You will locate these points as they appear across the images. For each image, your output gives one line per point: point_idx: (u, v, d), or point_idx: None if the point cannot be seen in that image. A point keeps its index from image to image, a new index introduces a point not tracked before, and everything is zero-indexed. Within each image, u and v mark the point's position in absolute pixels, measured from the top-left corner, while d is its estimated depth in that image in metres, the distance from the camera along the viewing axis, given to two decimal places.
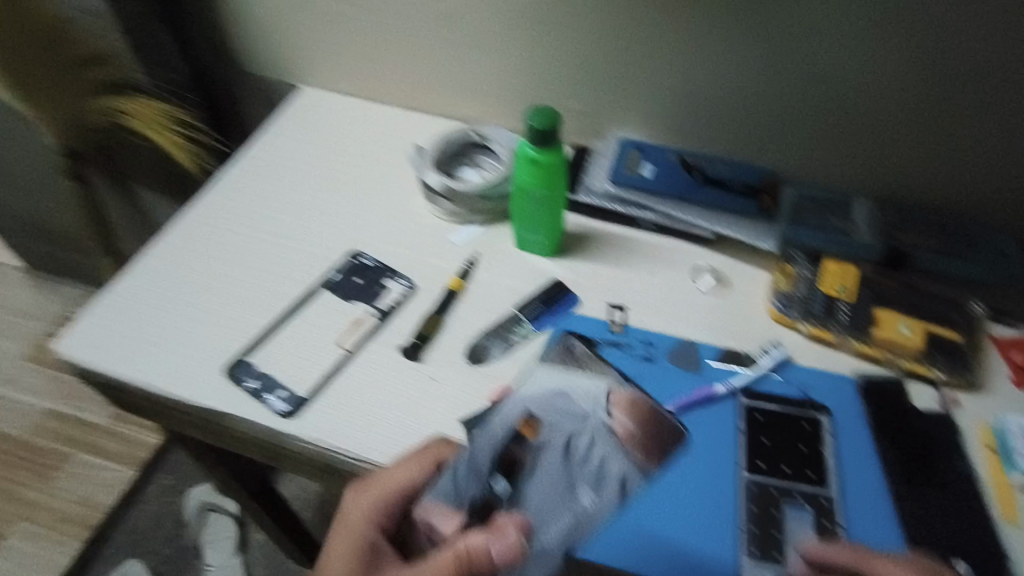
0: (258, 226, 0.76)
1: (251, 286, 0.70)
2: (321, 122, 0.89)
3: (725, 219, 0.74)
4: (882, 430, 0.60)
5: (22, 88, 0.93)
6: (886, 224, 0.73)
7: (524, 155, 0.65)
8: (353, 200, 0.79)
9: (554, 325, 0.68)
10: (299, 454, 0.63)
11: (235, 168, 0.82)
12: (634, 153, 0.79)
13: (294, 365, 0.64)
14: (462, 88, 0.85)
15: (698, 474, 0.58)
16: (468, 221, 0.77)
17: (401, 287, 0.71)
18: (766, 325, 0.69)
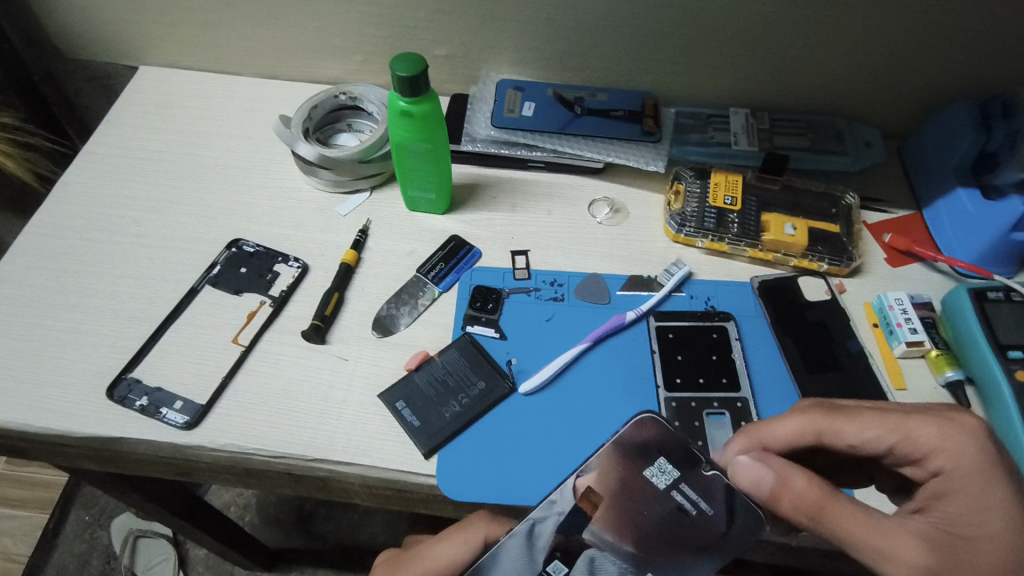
0: (116, 229, 0.69)
1: (119, 295, 0.64)
2: (170, 103, 0.80)
3: (612, 147, 0.73)
4: (783, 327, 0.63)
5: None
6: (760, 132, 0.76)
7: (395, 108, 0.61)
8: (220, 185, 0.73)
9: (458, 281, 0.66)
10: (210, 463, 0.59)
11: (76, 168, 0.74)
12: (513, 93, 0.77)
13: (184, 372, 0.59)
14: (320, 47, 0.79)
15: (621, 401, 0.59)
16: (354, 190, 0.73)
17: (292, 269, 0.66)
18: (665, 247, 0.70)
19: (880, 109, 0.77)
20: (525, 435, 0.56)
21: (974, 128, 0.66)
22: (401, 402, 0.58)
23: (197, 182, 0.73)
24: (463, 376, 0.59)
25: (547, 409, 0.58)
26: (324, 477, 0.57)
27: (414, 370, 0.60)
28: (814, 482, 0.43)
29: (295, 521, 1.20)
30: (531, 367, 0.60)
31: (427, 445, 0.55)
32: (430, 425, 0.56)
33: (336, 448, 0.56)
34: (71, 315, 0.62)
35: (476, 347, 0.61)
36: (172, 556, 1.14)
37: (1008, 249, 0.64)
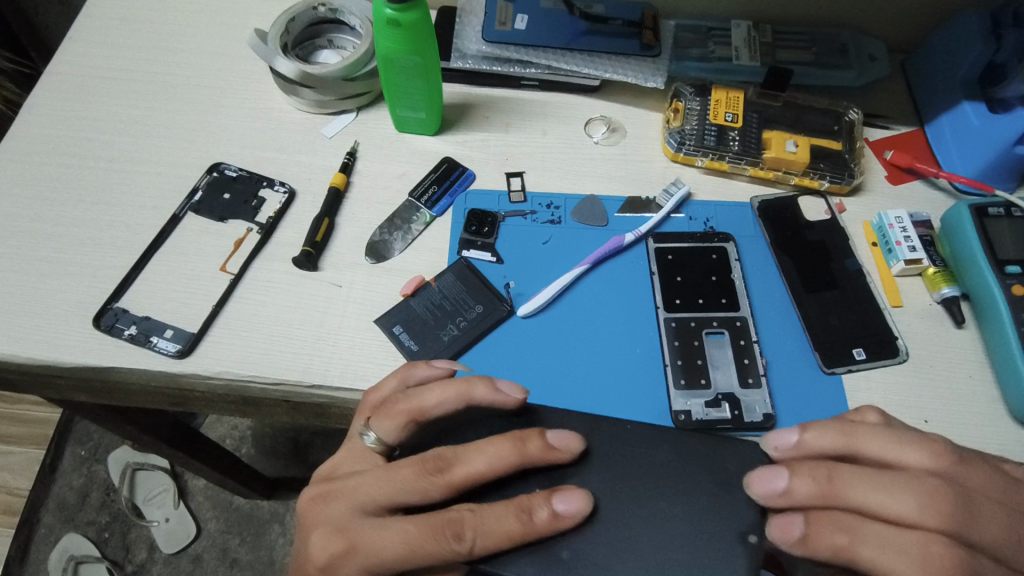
0: (88, 153, 0.65)
1: (97, 223, 0.61)
2: (134, 17, 0.75)
3: (610, 62, 0.70)
4: (782, 246, 0.63)
5: None
6: (763, 45, 0.73)
7: (381, 16, 0.57)
8: (196, 106, 0.69)
9: (452, 205, 0.64)
10: (206, 392, 0.58)
11: (39, 89, 0.69)
12: (504, 4, 0.72)
13: (173, 301, 0.57)
14: None
15: (620, 322, 0.59)
16: (340, 110, 0.69)
17: (278, 194, 0.64)
18: (664, 168, 0.68)
19: (886, 20, 0.73)
20: (525, 357, 0.56)
21: (984, 38, 0.64)
22: (398, 327, 0.57)
23: (171, 103, 0.69)
24: (459, 301, 0.58)
25: (546, 331, 0.57)
26: (323, 404, 0.57)
27: (411, 296, 0.59)
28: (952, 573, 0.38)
29: (292, 452, 1.22)
30: (529, 290, 0.59)
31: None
32: (431, 349, 0.56)
33: (334, 374, 0.55)
34: (49, 244, 0.60)
35: (471, 271, 0.60)
36: (170, 487, 1.16)
37: (1010, 164, 0.63)
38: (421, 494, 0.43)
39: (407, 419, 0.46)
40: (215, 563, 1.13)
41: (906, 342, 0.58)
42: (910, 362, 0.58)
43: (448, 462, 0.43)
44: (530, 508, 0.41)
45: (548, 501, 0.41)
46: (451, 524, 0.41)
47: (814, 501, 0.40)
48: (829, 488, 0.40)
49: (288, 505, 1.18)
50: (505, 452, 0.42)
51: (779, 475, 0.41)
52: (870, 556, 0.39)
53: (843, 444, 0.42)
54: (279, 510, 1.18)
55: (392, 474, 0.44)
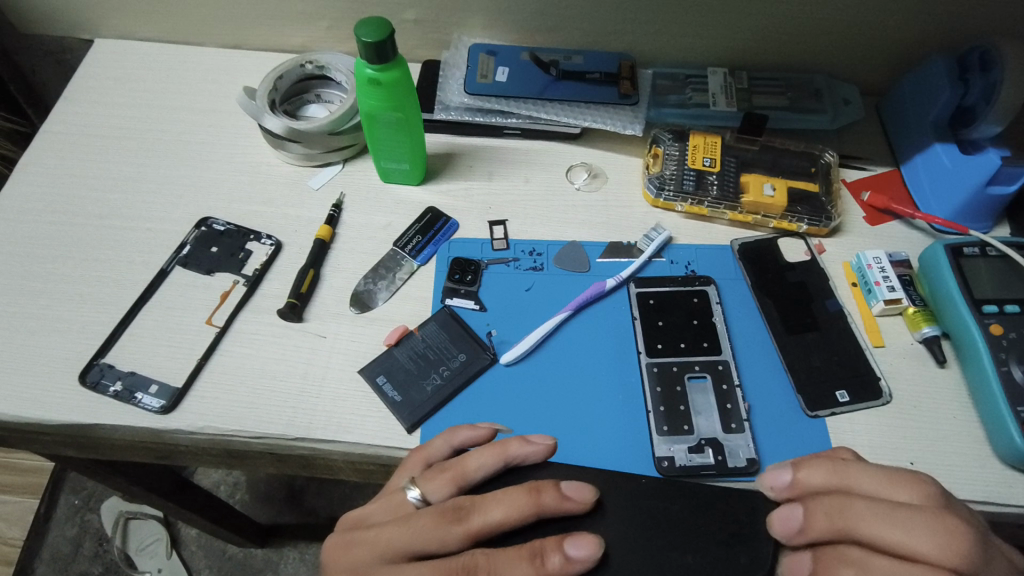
0: (79, 210, 0.67)
1: (86, 279, 0.62)
2: (129, 76, 0.77)
3: (590, 111, 0.72)
4: (762, 289, 0.63)
5: None
6: (739, 91, 0.75)
7: (362, 76, 0.59)
8: (186, 161, 0.71)
9: (436, 254, 0.65)
10: (190, 446, 0.58)
11: (33, 147, 0.71)
12: (486, 58, 0.75)
13: (158, 355, 0.58)
14: (283, 14, 0.76)
15: (604, 368, 0.59)
16: (327, 162, 0.71)
17: (265, 246, 0.65)
18: (645, 213, 0.69)
19: (858, 66, 0.76)
20: (508, 405, 0.56)
21: (952, 81, 0.66)
22: (381, 378, 0.57)
23: (162, 160, 0.71)
24: (442, 351, 0.59)
25: (530, 379, 0.58)
26: (308, 455, 0.57)
27: (394, 345, 0.59)
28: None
29: (286, 498, 1.21)
30: (511, 338, 0.60)
31: (410, 421, 0.55)
32: (413, 400, 0.56)
33: (318, 425, 0.55)
34: (37, 301, 0.61)
35: (455, 321, 0.60)
36: (163, 536, 1.15)
37: (984, 203, 0.64)
38: (439, 543, 0.43)
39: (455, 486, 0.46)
40: None
41: (889, 383, 0.58)
42: (893, 403, 0.57)
43: (466, 511, 0.43)
44: (541, 552, 0.41)
45: (560, 545, 0.41)
46: (464, 568, 0.42)
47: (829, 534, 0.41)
48: (840, 522, 0.40)
49: (282, 552, 1.17)
50: (519, 500, 0.42)
51: (794, 512, 0.42)
52: None
53: (836, 478, 0.42)
54: (272, 558, 1.16)
55: (411, 522, 0.45)
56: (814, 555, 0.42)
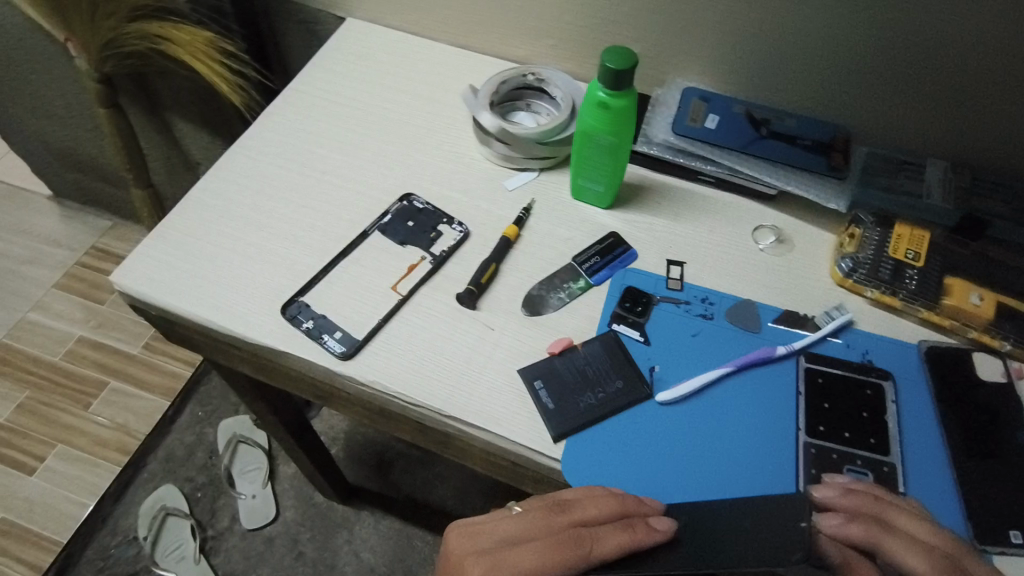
0: (305, 163, 0.75)
1: (298, 223, 0.69)
2: (367, 54, 0.86)
3: (794, 176, 0.71)
4: (945, 399, 0.59)
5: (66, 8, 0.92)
6: (959, 189, 0.70)
7: (593, 97, 0.62)
8: (401, 140, 0.77)
9: (610, 278, 0.67)
10: (349, 394, 0.63)
11: (279, 100, 0.80)
12: (699, 103, 0.76)
13: (346, 305, 0.64)
14: (516, 26, 0.82)
15: (759, 434, 0.57)
16: (524, 167, 0.75)
17: (455, 232, 0.69)
18: (827, 289, 0.67)
19: None
20: (656, 442, 0.56)
21: None
22: (538, 382, 0.59)
23: (381, 133, 0.78)
24: (601, 372, 0.60)
25: (681, 424, 0.57)
26: (450, 433, 0.60)
27: (556, 355, 0.61)
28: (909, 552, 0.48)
29: (376, 467, 1.28)
30: (671, 378, 0.60)
31: (557, 429, 0.56)
32: (565, 410, 0.57)
33: (469, 409, 0.58)
34: (256, 232, 0.68)
35: (618, 347, 0.61)
36: (263, 467, 1.26)
37: None
38: (545, 531, 0.50)
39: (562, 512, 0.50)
40: (284, 551, 1.19)
41: None
42: None
43: (568, 506, 0.50)
44: (633, 525, 0.49)
45: (648, 522, 0.49)
46: (567, 540, 0.49)
47: (862, 540, 0.49)
48: (879, 506, 0.50)
49: (361, 514, 1.23)
50: (613, 499, 0.50)
51: (837, 491, 0.51)
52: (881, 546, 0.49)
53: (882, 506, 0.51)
54: (351, 517, 1.22)
55: (521, 522, 0.51)
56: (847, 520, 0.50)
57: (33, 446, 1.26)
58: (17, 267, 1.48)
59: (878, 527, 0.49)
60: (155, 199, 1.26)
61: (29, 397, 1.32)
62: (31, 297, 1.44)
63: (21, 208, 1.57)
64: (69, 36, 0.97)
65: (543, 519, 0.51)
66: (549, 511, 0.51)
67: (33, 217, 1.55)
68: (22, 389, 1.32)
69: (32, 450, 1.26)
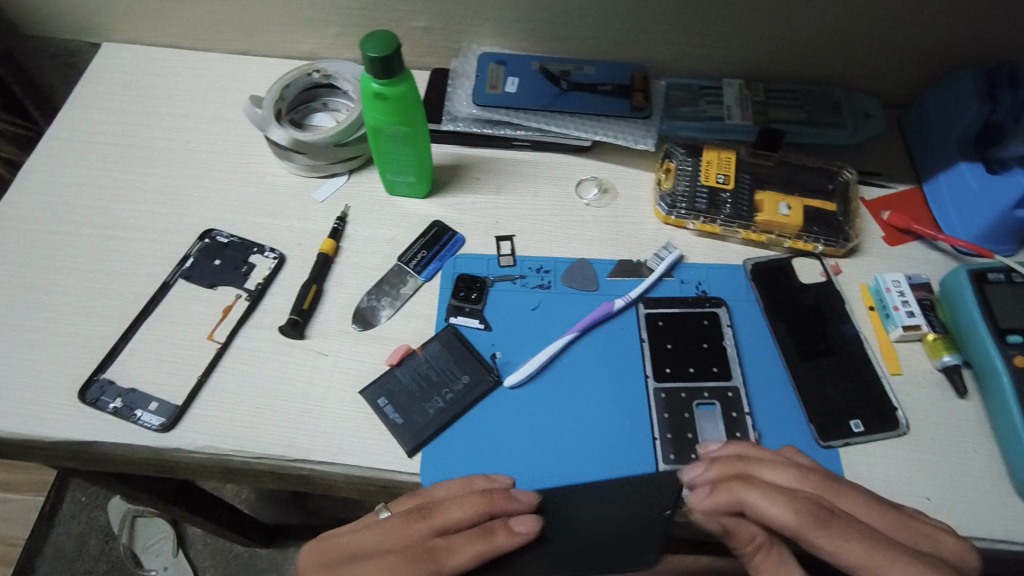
0: (82, 221, 0.66)
1: (88, 291, 0.62)
2: (134, 81, 0.77)
3: (601, 124, 0.70)
4: (775, 311, 0.62)
5: None
6: (755, 104, 0.72)
7: (367, 90, 0.57)
8: (190, 171, 0.70)
9: (441, 270, 0.64)
10: (190, 463, 0.58)
11: (39, 155, 0.70)
12: (496, 67, 0.73)
13: (158, 371, 0.57)
14: (290, 21, 0.75)
15: (611, 393, 0.57)
16: (332, 173, 0.70)
17: (268, 260, 0.64)
18: (655, 230, 0.68)
19: (880, 77, 0.73)
20: (512, 429, 0.55)
21: (979, 98, 0.63)
22: (382, 399, 0.56)
23: (166, 168, 0.70)
24: (442, 371, 0.58)
25: (534, 403, 0.56)
26: (307, 476, 0.56)
27: (397, 365, 0.58)
28: (788, 503, 0.44)
29: (291, 500, 1.21)
30: (517, 359, 0.59)
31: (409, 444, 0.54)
32: (413, 421, 0.55)
33: (317, 447, 0.55)
34: (38, 313, 0.60)
35: (454, 340, 0.59)
36: (169, 535, 1.17)
37: (1009, 227, 0.61)
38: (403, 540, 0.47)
39: (423, 518, 0.47)
40: None
41: (906, 413, 0.56)
42: (910, 434, 0.55)
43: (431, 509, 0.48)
44: (493, 529, 0.45)
45: (510, 522, 0.46)
46: (425, 553, 0.45)
47: (732, 505, 0.45)
48: (738, 465, 0.48)
49: (286, 553, 1.17)
50: (477, 497, 0.47)
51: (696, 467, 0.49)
52: (757, 505, 0.45)
53: (742, 465, 0.48)
54: (277, 558, 1.16)
55: (382, 526, 0.48)
56: (712, 489, 0.46)
57: None
58: None
59: (742, 482, 0.46)
60: None
61: None
62: None
63: None
64: None
65: (404, 522, 0.47)
66: (412, 516, 0.48)
67: None
68: None
69: None
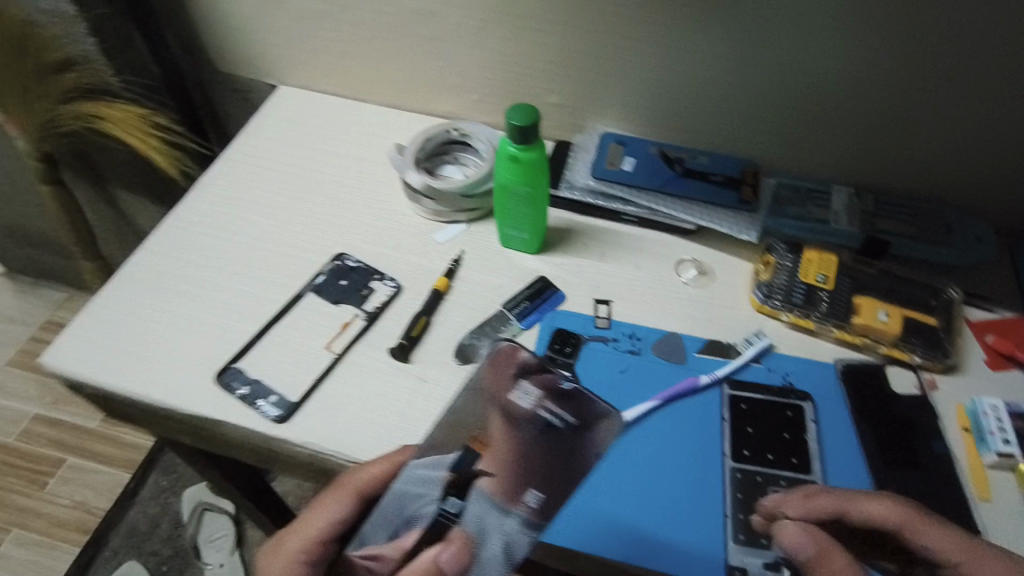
0: (238, 230, 0.76)
1: (234, 290, 0.70)
2: (300, 120, 0.89)
3: (708, 211, 0.75)
4: (862, 414, 0.62)
5: None
6: (863, 213, 0.75)
7: (504, 152, 0.65)
8: (333, 201, 0.79)
9: (540, 321, 0.69)
10: (290, 458, 0.63)
11: (214, 170, 0.82)
12: (615, 147, 0.80)
13: (281, 370, 0.64)
14: (440, 84, 0.85)
15: (688, 464, 0.59)
16: (453, 220, 0.77)
17: (387, 287, 0.71)
18: (749, 316, 0.70)
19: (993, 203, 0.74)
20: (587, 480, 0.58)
21: None
22: None
23: (314, 195, 0.80)
24: (553, 464, 0.44)
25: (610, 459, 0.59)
26: None
27: None
28: (881, 503, 0.51)
29: None
30: None
31: (440, 492, 0.44)
32: (443, 473, 0.44)
33: None
34: (191, 303, 0.69)
35: (568, 422, 0.45)
36: (230, 533, 1.23)
37: None
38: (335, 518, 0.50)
39: (317, 537, 0.50)
40: None
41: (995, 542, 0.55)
42: None
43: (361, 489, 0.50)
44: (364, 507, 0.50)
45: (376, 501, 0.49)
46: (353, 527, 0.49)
47: (828, 510, 0.52)
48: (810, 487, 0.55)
49: None
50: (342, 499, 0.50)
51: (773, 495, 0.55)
52: (855, 510, 0.51)
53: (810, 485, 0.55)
54: None
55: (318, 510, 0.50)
56: (803, 504, 0.53)
57: None
58: None
59: (832, 494, 0.53)
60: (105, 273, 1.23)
61: None
62: None
63: None
64: (5, 115, 0.96)
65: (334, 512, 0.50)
66: (351, 486, 0.50)
67: None
68: None
69: None
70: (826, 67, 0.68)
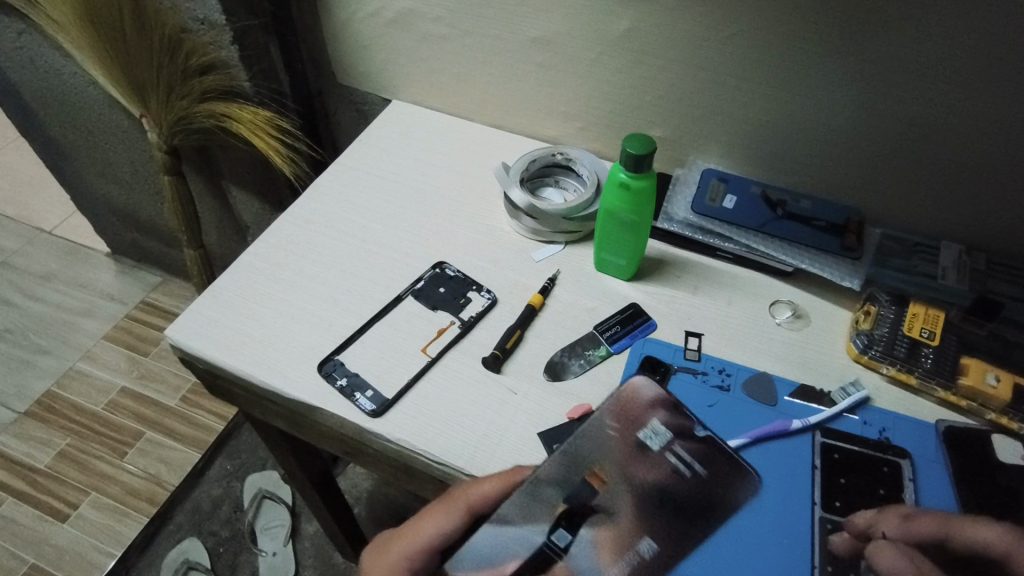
0: (347, 231, 0.81)
1: (340, 287, 0.75)
2: (410, 133, 0.94)
3: (810, 254, 0.74)
4: (964, 479, 0.59)
5: (134, 74, 0.99)
6: (974, 272, 0.72)
7: (615, 178, 0.67)
8: (436, 211, 0.83)
9: (631, 347, 0.70)
10: (378, 451, 0.66)
11: (329, 174, 0.88)
12: (717, 183, 0.80)
13: (379, 366, 0.68)
14: (547, 109, 0.89)
15: (776, 508, 0.58)
16: (551, 240, 0.80)
17: (482, 299, 0.74)
18: (845, 365, 0.69)
19: None
20: None
21: None
22: (558, 445, 0.61)
23: (419, 205, 0.84)
24: (669, 515, 0.51)
25: None
26: None
27: (576, 420, 0.63)
28: (987, 530, 0.54)
29: (394, 527, 1.27)
30: None
31: (551, 523, 0.50)
32: (557, 506, 0.51)
33: (491, 470, 0.61)
34: (300, 295, 0.74)
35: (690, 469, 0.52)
36: (287, 523, 1.28)
37: None
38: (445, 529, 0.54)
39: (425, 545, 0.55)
40: None
41: None
42: None
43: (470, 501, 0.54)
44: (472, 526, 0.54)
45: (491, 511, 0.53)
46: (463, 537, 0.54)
47: (928, 533, 0.54)
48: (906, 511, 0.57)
49: None
50: (454, 510, 0.54)
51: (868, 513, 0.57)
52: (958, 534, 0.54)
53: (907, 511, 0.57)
54: None
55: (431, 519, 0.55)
56: (903, 521, 0.55)
57: (67, 493, 1.31)
58: (70, 317, 1.57)
59: (936, 519, 0.55)
60: (206, 260, 1.31)
61: (67, 444, 1.37)
62: (80, 346, 1.52)
63: (80, 262, 1.67)
64: (145, 110, 1.06)
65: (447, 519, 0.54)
66: (465, 498, 0.54)
67: (88, 268, 1.66)
68: (59, 436, 1.38)
69: (68, 497, 1.31)
70: (946, 122, 0.67)
